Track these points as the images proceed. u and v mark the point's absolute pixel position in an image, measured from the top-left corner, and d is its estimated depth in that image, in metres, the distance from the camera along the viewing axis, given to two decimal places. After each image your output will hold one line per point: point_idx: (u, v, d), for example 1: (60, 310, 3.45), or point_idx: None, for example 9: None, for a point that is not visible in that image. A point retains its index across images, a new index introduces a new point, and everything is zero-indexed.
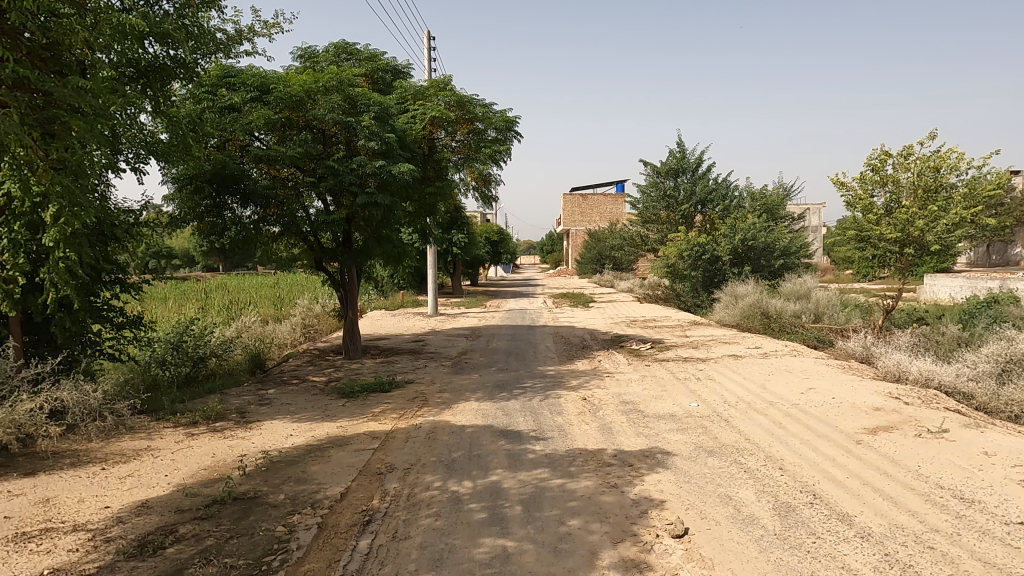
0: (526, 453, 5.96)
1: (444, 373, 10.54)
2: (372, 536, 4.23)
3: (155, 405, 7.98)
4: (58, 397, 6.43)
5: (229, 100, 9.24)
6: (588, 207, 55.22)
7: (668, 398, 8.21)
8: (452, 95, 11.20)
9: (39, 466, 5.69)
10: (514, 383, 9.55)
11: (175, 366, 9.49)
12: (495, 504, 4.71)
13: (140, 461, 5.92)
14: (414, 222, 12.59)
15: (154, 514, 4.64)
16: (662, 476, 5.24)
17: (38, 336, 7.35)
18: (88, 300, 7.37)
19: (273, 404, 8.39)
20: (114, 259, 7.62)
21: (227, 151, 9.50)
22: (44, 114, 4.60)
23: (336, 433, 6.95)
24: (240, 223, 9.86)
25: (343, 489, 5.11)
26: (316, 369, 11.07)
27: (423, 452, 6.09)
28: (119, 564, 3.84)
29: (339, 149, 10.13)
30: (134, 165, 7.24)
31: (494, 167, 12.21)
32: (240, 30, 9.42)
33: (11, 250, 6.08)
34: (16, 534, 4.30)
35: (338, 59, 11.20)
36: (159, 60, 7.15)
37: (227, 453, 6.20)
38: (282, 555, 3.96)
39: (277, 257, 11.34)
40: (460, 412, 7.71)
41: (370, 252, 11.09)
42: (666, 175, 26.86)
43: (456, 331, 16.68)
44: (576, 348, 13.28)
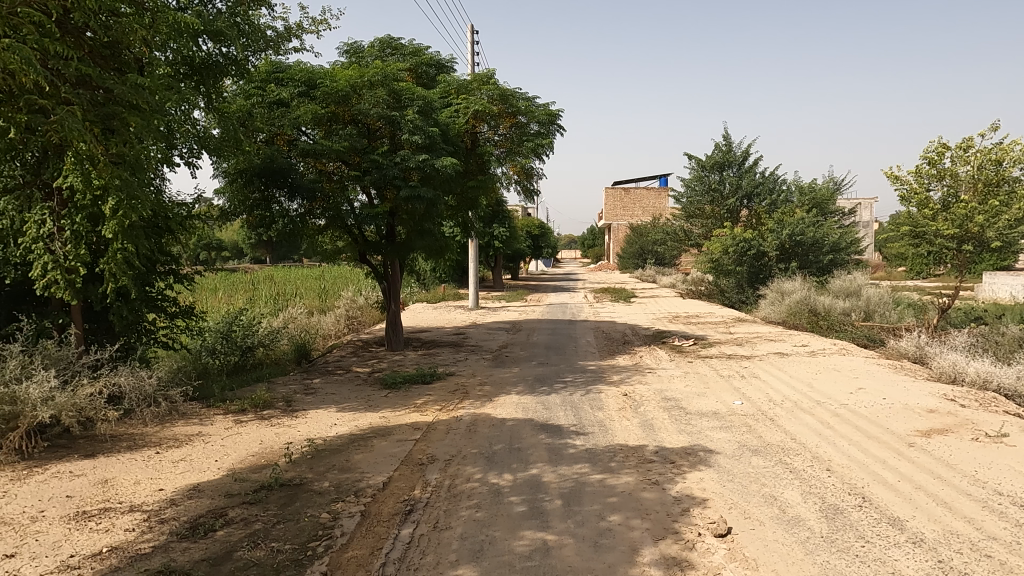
0: (567, 448, 5.95)
1: (485, 366, 10.59)
2: (413, 526, 4.29)
3: (206, 392, 8.24)
4: (116, 383, 6.61)
5: (278, 95, 9.48)
6: (630, 201, 54.70)
7: (711, 396, 8.08)
8: (495, 89, 11.24)
9: (97, 449, 5.95)
10: (554, 377, 9.54)
11: (224, 354, 9.78)
12: (535, 497, 4.72)
13: (192, 446, 6.12)
14: (456, 216, 12.65)
15: (204, 497, 4.79)
16: (705, 475, 5.16)
17: (97, 324, 7.67)
18: (143, 290, 7.60)
19: (317, 394, 8.57)
20: (167, 251, 7.88)
21: (275, 145, 9.70)
22: (104, 111, 4.73)
23: (379, 423, 7.06)
24: (288, 216, 10.11)
25: (385, 479, 5.19)
26: (359, 360, 11.26)
27: (463, 444, 6.14)
28: (172, 544, 4.00)
29: (383, 143, 10.11)
30: (187, 159, 7.46)
31: (537, 161, 12.16)
32: (289, 27, 9.59)
33: (74, 241, 6.43)
34: (77, 512, 4.51)
35: (383, 54, 11.30)
36: (212, 57, 7.33)
37: (274, 440, 6.36)
38: (326, 541, 4.04)
39: (322, 250, 11.56)
40: (500, 405, 7.75)
41: (411, 245, 11.05)
42: (712, 168, 26.36)
43: (497, 324, 16.75)
44: (616, 343, 13.17)
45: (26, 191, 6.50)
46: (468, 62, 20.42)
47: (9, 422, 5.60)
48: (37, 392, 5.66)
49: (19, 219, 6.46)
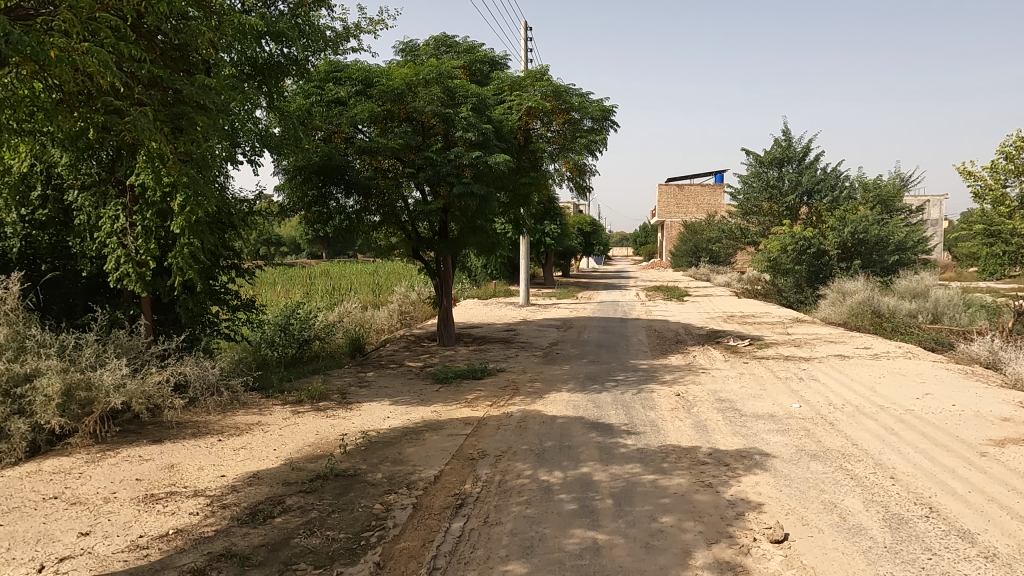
0: (618, 447, 5.90)
1: (535, 363, 10.59)
2: (464, 520, 4.33)
3: (265, 383, 8.52)
4: (182, 372, 6.88)
5: (336, 94, 9.69)
6: (684, 198, 53.76)
7: (768, 398, 7.87)
8: (548, 85, 11.22)
9: (164, 435, 6.23)
10: (605, 376, 9.46)
11: (282, 347, 10.09)
12: (586, 496, 4.69)
13: (252, 435, 6.34)
14: (508, 212, 12.69)
15: (264, 485, 4.95)
16: (761, 479, 5.03)
17: (165, 316, 8.03)
18: (208, 283, 7.90)
19: (371, 387, 8.74)
20: (230, 246, 8.17)
21: (333, 143, 9.93)
22: (175, 111, 4.85)
23: (431, 417, 7.15)
24: (344, 213, 10.31)
25: (437, 472, 5.26)
26: (412, 355, 11.44)
27: (514, 440, 6.16)
28: (233, 529, 4.14)
29: (437, 140, 10.19)
30: (250, 157, 7.70)
31: (590, 157, 12.10)
32: (347, 27, 9.79)
33: (144, 236, 6.75)
34: (146, 494, 4.73)
35: (437, 51, 11.41)
36: (274, 58, 7.57)
37: (329, 431, 6.51)
38: (379, 531, 4.12)
39: (377, 245, 11.79)
40: (551, 402, 7.73)
41: (464, 242, 11.11)
42: (770, 164, 25.66)
43: (547, 321, 16.73)
44: (669, 342, 12.98)
45: (101, 188, 6.84)
46: (522, 59, 20.42)
47: (84, 407, 5.91)
48: (110, 379, 5.96)
49: (95, 214, 6.81)
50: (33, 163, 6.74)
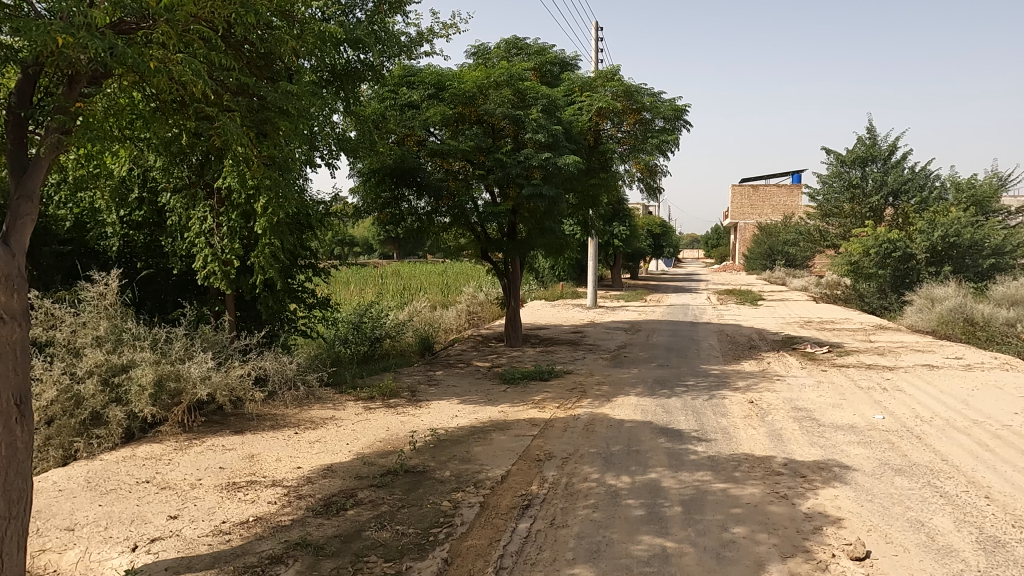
0: (688, 453, 5.77)
1: (603, 366, 10.49)
2: (531, 521, 4.33)
3: (339, 378, 8.80)
4: (262, 366, 7.17)
5: (409, 98, 9.91)
6: (759, 198, 52.06)
7: (848, 408, 7.52)
8: (619, 85, 11.12)
9: (245, 426, 6.54)
10: (675, 380, 9.26)
11: (355, 344, 10.40)
12: (654, 502, 4.61)
13: (326, 429, 6.55)
14: (577, 214, 12.63)
15: (337, 477, 5.11)
16: (840, 492, 4.81)
17: (247, 312, 8.43)
18: (287, 282, 8.22)
19: (440, 386, 8.88)
20: (308, 246, 8.47)
21: (406, 146, 10.15)
22: (260, 116, 4.96)
23: (498, 417, 7.19)
24: (415, 214, 10.65)
25: (504, 472, 5.29)
26: (480, 355, 11.55)
27: (581, 443, 6.12)
28: (308, 519, 4.30)
29: (507, 142, 10.23)
30: (327, 160, 7.98)
31: (662, 158, 11.86)
32: (421, 32, 9.97)
33: (230, 236, 7.10)
34: (228, 482, 4.97)
35: (509, 54, 11.46)
36: (351, 64, 7.84)
37: (399, 428, 6.65)
38: (447, 528, 4.18)
39: (446, 246, 11.97)
40: (618, 406, 7.64)
41: (532, 243, 11.12)
42: (853, 163, 24.53)
43: (616, 324, 16.53)
44: (742, 347, 12.59)
45: (191, 190, 7.25)
46: (593, 60, 20.25)
47: (173, 397, 6.26)
48: (197, 371, 6.28)
49: (185, 215, 7.24)
50: (131, 167, 7.20)
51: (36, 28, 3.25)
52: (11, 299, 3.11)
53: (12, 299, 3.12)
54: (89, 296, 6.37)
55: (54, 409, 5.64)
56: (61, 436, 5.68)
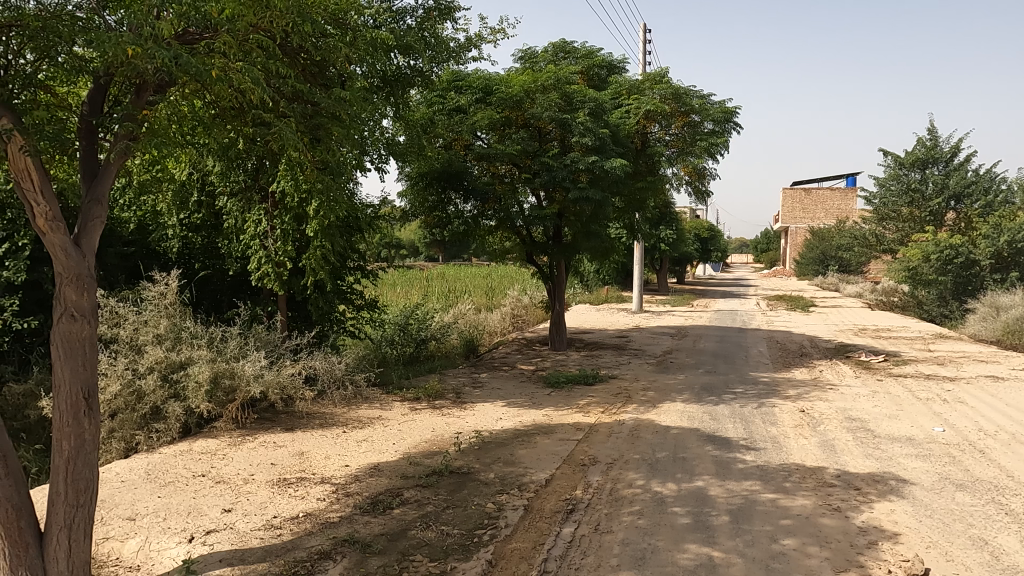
0: (736, 462, 5.66)
1: (648, 371, 10.38)
2: (575, 525, 4.31)
3: (385, 379, 8.94)
4: (312, 366, 7.34)
5: (457, 102, 10.02)
6: (811, 202, 50.68)
7: (906, 419, 7.25)
8: (668, 88, 11.03)
9: (295, 424, 6.70)
10: (723, 387, 9.07)
11: (401, 346, 10.57)
12: (701, 510, 4.54)
13: (373, 428, 6.66)
14: (623, 218, 12.53)
15: (383, 476, 5.20)
16: (897, 506, 4.64)
17: (298, 313, 8.64)
18: (336, 283, 8.39)
19: (484, 388, 8.92)
20: (357, 248, 8.63)
21: (453, 150, 10.25)
22: (313, 122, 5.07)
23: (542, 421, 7.19)
24: (462, 217, 10.72)
25: (548, 476, 5.28)
26: (524, 358, 11.56)
27: (626, 449, 6.06)
28: (356, 516, 4.38)
29: (554, 146, 10.26)
30: (377, 165, 8.14)
31: (711, 161, 11.67)
32: (470, 37, 10.06)
33: (283, 238, 7.30)
34: (279, 478, 5.11)
35: (556, 58, 11.47)
36: (401, 70, 7.99)
37: (445, 429, 6.72)
38: (491, 530, 4.20)
39: (492, 249, 12.03)
40: (664, 412, 7.54)
41: (578, 247, 11.08)
42: (912, 165, 23.71)
43: (662, 329, 16.31)
44: (793, 355, 12.27)
45: (247, 194, 7.48)
46: (641, 61, 20.09)
47: (228, 394, 6.45)
48: (250, 369, 6.47)
49: (241, 218, 7.46)
50: (191, 172, 7.49)
51: (108, 39, 3.43)
52: (82, 298, 3.27)
53: (84, 296, 3.28)
54: (151, 295, 6.64)
55: (117, 403, 5.90)
56: (123, 430, 5.94)
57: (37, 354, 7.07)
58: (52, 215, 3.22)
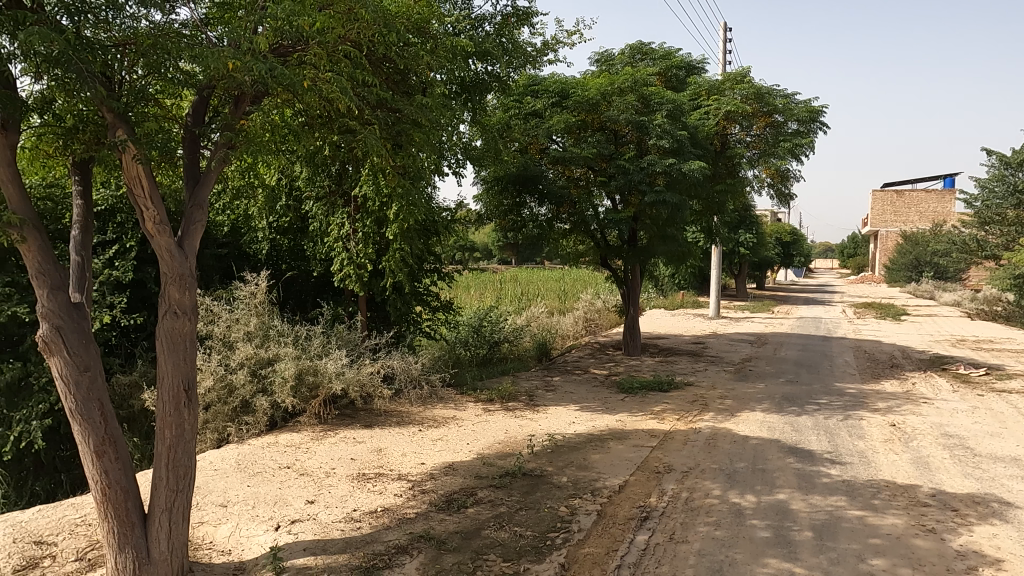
0: (820, 476, 5.42)
1: (726, 379, 10.09)
2: (649, 533, 4.25)
3: (460, 380, 9.07)
4: (390, 365, 7.56)
5: (533, 106, 10.06)
6: (904, 204, 47.94)
7: (1010, 438, 6.74)
8: (749, 87, 10.72)
9: (374, 421, 6.92)
10: (806, 398, 8.71)
11: (475, 347, 10.73)
12: (782, 524, 4.38)
13: (448, 428, 6.78)
14: (701, 221, 12.22)
15: (458, 475, 5.28)
16: (999, 531, 4.33)
17: (378, 313, 8.91)
18: (414, 285, 8.59)
19: (557, 391, 8.92)
20: (434, 251, 8.82)
21: (529, 154, 10.33)
22: (396, 129, 5.24)
23: (616, 426, 7.12)
24: (537, 221, 10.69)
25: (622, 482, 5.23)
26: (597, 362, 11.49)
27: (703, 458, 5.92)
28: (432, 514, 4.47)
29: (630, 148, 10.18)
30: (454, 170, 8.29)
31: (795, 162, 11.21)
32: (546, 41, 10.09)
33: (365, 241, 7.54)
34: (359, 473, 5.29)
35: (633, 59, 11.34)
36: (479, 76, 8.14)
37: (518, 431, 6.77)
38: (564, 534, 4.20)
39: (566, 253, 12.00)
40: (743, 422, 7.32)
41: (653, 251, 10.88)
42: (1019, 165, 22.04)
43: (740, 336, 15.82)
44: (883, 365, 11.64)
45: (331, 198, 7.80)
46: (721, 61, 19.53)
47: (312, 390, 6.73)
48: (333, 367, 6.73)
49: (325, 222, 7.83)
50: (281, 178, 7.87)
51: (211, 55, 3.66)
52: (184, 296, 3.50)
53: (185, 295, 3.51)
54: (242, 295, 7.02)
55: (211, 396, 6.27)
56: (216, 422, 6.30)
57: (142, 348, 7.60)
58: (159, 220, 3.46)
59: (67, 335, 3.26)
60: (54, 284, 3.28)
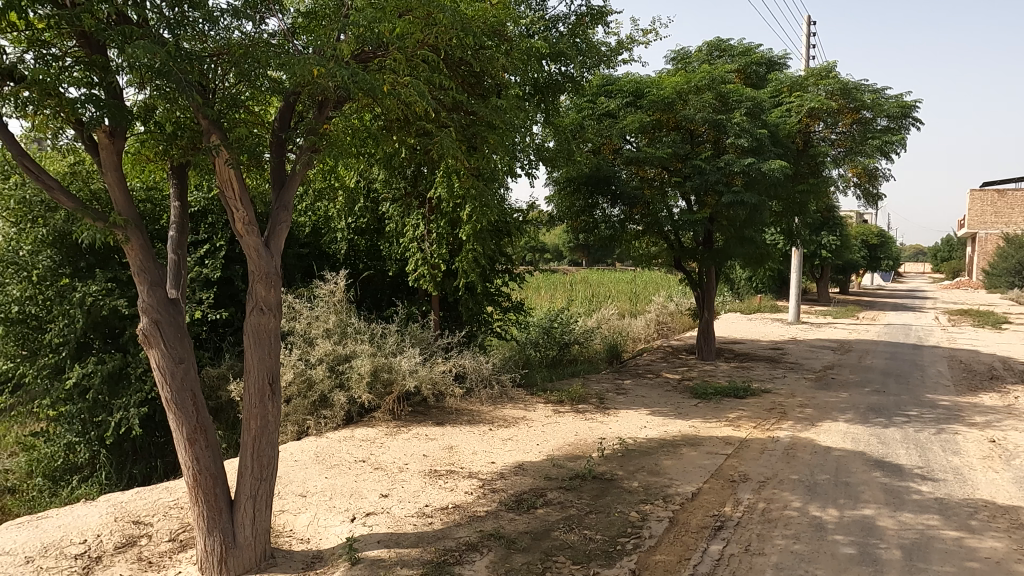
0: (910, 492, 5.13)
1: (806, 387, 9.69)
2: (723, 544, 4.13)
3: (530, 380, 9.09)
4: (461, 364, 7.66)
5: (607, 106, 9.98)
6: (1006, 205, 44.70)
7: None
8: (835, 83, 10.27)
9: (446, 419, 7.03)
10: (894, 409, 8.25)
11: (545, 348, 10.71)
12: (868, 542, 4.16)
13: (518, 428, 6.81)
14: (781, 223, 11.78)
15: (528, 476, 5.30)
16: None
17: (450, 313, 9.05)
18: (486, 286, 8.68)
19: (629, 395, 8.81)
20: (506, 252, 8.88)
21: (602, 154, 10.25)
22: (471, 131, 5.31)
23: (689, 432, 6.97)
24: (609, 221, 10.58)
25: (695, 489, 5.11)
26: (670, 366, 11.27)
27: (781, 468, 5.71)
28: (502, 513, 4.50)
29: (706, 148, 9.94)
30: (527, 171, 8.32)
31: (884, 160, 10.66)
32: (621, 40, 9.99)
33: (439, 241, 7.67)
34: (431, 469, 5.38)
35: (710, 57, 11.07)
36: (553, 77, 8.14)
37: (588, 433, 6.72)
38: (635, 540, 4.14)
39: (638, 254, 11.81)
40: (825, 432, 7.01)
41: (729, 253, 10.56)
42: None
43: (822, 342, 15.15)
44: (981, 377, 10.89)
45: (407, 200, 7.99)
46: (804, 56, 18.72)
47: (386, 387, 6.90)
48: (406, 364, 6.88)
49: (401, 223, 8.02)
50: (360, 180, 8.11)
51: (297, 62, 3.82)
52: (270, 293, 3.66)
53: (271, 293, 3.67)
54: (322, 293, 7.29)
55: (292, 390, 6.54)
56: (296, 415, 6.56)
57: (230, 343, 7.99)
58: (248, 220, 3.63)
59: (164, 329, 3.48)
60: (154, 280, 3.50)
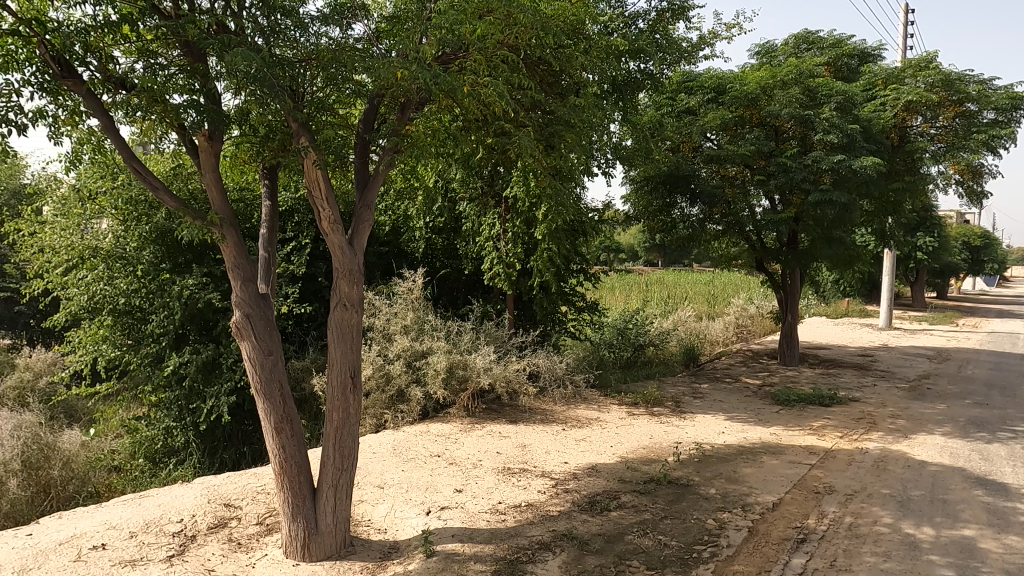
0: (1016, 513, 4.76)
1: (898, 396, 9.15)
2: (807, 557, 3.96)
3: (603, 381, 9.01)
4: (535, 363, 7.67)
5: (687, 104, 9.80)
6: None
7: None
8: (936, 74, 9.65)
9: (519, 417, 7.06)
10: (998, 423, 7.68)
11: (619, 349, 10.59)
12: (968, 564, 3.89)
13: (591, 429, 6.77)
14: (873, 223, 11.18)
15: (601, 477, 5.26)
16: None
17: (525, 311, 9.09)
18: (560, 285, 8.66)
19: (705, 399, 8.59)
20: (582, 252, 8.83)
21: (681, 153, 10.05)
22: (548, 130, 5.31)
23: (770, 440, 6.72)
24: (688, 221, 10.34)
25: (776, 499, 4.92)
26: (749, 371, 10.90)
27: (871, 481, 5.42)
28: (575, 514, 4.48)
29: (792, 145, 9.54)
30: (604, 170, 8.24)
31: (989, 156, 9.94)
32: (702, 36, 9.76)
33: (514, 240, 7.71)
34: (504, 467, 5.42)
35: (797, 50, 10.64)
36: (632, 74, 8.03)
37: (663, 437, 6.59)
38: (712, 548, 4.03)
39: (717, 255, 11.48)
40: (919, 445, 6.61)
41: (815, 254, 10.12)
42: None
43: (916, 349, 14.28)
44: None
45: (484, 199, 8.09)
46: (901, 47, 17.65)
47: (461, 383, 7.00)
48: (481, 362, 6.96)
49: (478, 222, 8.11)
50: (438, 179, 8.26)
51: (381, 66, 3.92)
52: (353, 290, 3.78)
53: (353, 289, 3.80)
54: (401, 291, 7.48)
55: (371, 384, 6.74)
56: (375, 408, 6.76)
57: (313, 337, 8.32)
58: (334, 219, 3.77)
59: (255, 323, 3.66)
60: (246, 276, 3.69)
